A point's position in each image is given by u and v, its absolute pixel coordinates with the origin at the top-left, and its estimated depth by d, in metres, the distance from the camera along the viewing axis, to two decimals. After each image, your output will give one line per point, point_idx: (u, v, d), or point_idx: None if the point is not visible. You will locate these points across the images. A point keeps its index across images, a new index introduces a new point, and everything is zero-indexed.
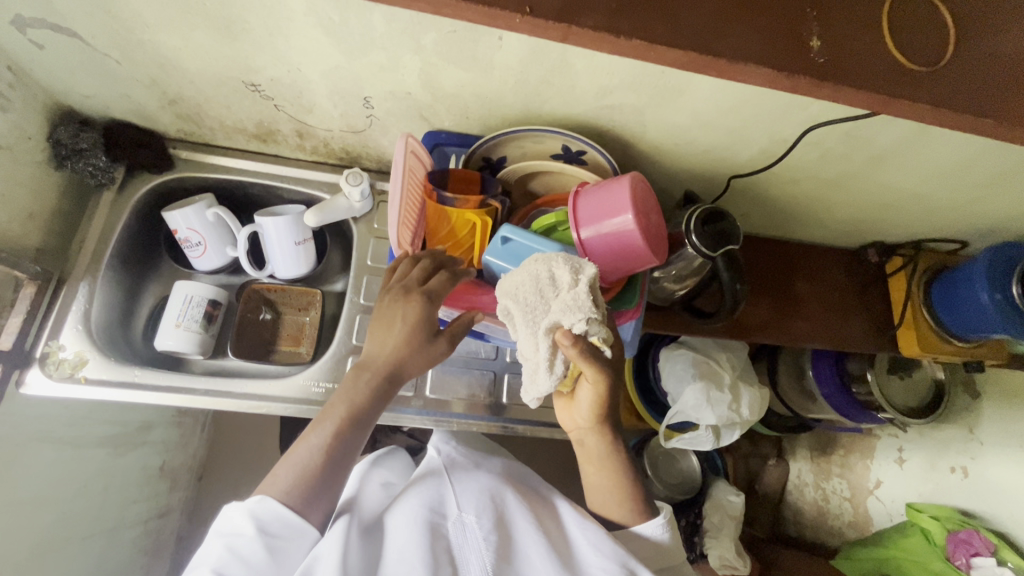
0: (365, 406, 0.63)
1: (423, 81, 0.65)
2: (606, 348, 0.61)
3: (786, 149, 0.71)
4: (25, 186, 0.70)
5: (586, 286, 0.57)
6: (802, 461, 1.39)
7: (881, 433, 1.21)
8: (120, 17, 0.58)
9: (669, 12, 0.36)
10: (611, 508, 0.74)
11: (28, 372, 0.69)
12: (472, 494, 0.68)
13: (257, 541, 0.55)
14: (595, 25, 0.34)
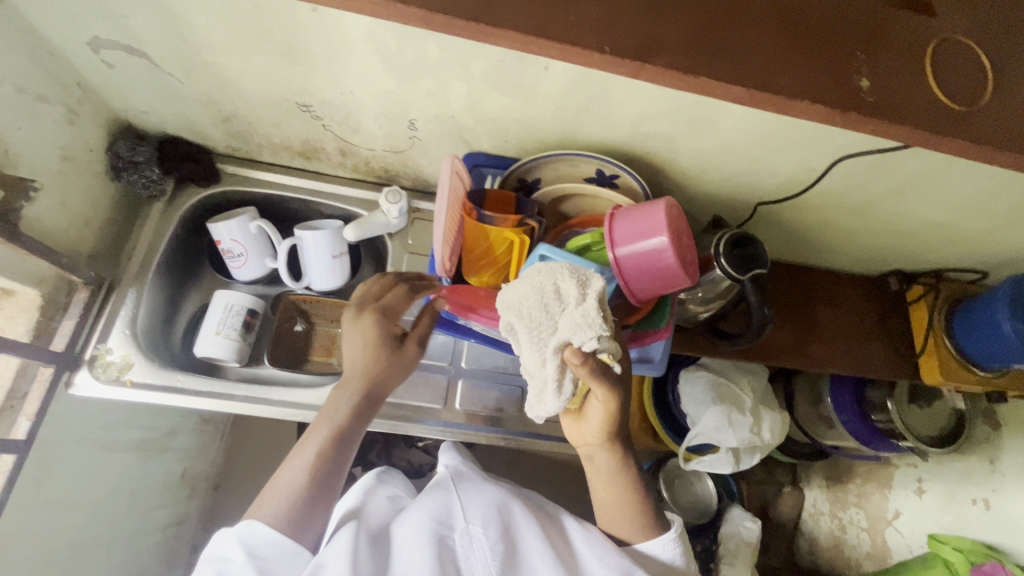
0: (348, 424, 0.68)
1: (468, 106, 0.68)
2: (618, 364, 0.60)
3: (813, 178, 0.73)
4: (85, 196, 0.74)
5: (595, 301, 0.58)
6: (817, 490, 1.39)
7: (899, 463, 1.22)
8: (190, 41, 0.62)
9: (734, 44, 0.32)
10: (625, 525, 0.70)
11: (76, 373, 0.71)
12: (481, 505, 0.64)
13: (245, 565, 0.55)
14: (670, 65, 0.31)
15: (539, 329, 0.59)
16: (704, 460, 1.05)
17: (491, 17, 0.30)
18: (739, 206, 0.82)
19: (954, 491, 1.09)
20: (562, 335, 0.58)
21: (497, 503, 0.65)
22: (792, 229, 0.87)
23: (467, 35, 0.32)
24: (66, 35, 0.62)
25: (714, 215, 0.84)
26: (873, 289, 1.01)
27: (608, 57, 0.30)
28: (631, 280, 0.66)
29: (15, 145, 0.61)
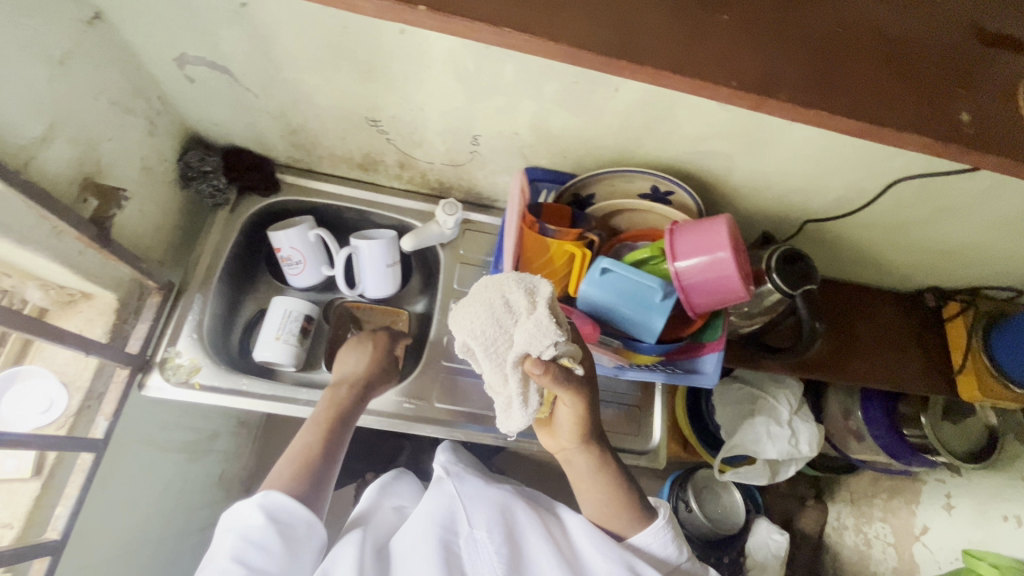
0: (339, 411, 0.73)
1: (534, 124, 0.70)
2: (577, 365, 0.63)
3: (864, 198, 0.75)
4: (158, 203, 0.76)
5: (547, 304, 0.60)
6: (841, 504, 1.40)
7: (927, 478, 1.21)
8: (274, 58, 0.64)
9: (836, 82, 0.34)
10: (618, 520, 0.72)
11: (149, 375, 0.74)
12: (482, 510, 0.69)
13: (270, 529, 0.59)
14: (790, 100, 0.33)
15: (496, 347, 0.62)
16: (739, 471, 1.06)
17: (632, 56, 0.31)
18: (785, 223, 0.84)
19: (984, 507, 1.09)
20: (518, 349, 0.60)
21: (497, 507, 0.70)
22: (833, 246, 0.88)
23: (603, 71, 0.32)
24: (154, 51, 0.65)
25: (762, 230, 0.86)
26: (908, 304, 1.02)
27: (733, 92, 0.32)
28: (692, 295, 0.68)
29: (106, 155, 0.64)
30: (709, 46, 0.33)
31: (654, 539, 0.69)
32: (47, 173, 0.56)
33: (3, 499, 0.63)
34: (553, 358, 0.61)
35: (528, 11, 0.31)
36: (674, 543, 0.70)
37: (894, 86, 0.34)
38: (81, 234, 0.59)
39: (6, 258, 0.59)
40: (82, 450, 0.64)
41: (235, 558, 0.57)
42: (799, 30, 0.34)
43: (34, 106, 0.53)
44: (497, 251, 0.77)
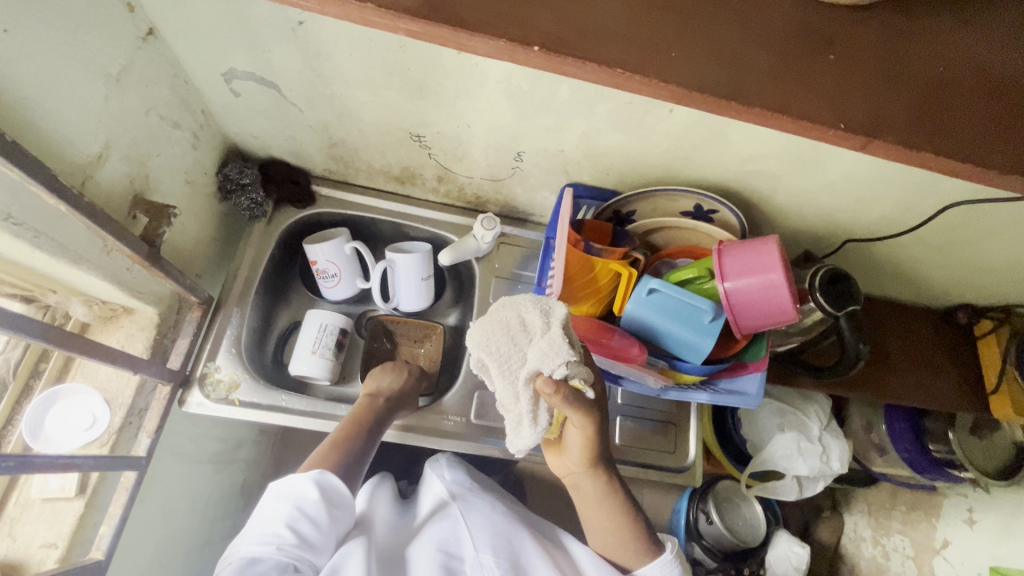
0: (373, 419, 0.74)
1: (581, 142, 0.70)
2: (588, 389, 0.60)
3: (911, 219, 0.73)
4: (197, 216, 0.76)
5: (557, 327, 0.58)
6: (857, 516, 1.23)
7: (948, 491, 1.05)
8: (324, 74, 0.63)
9: (944, 119, 0.34)
10: (623, 550, 0.71)
11: (189, 392, 0.73)
12: (487, 536, 0.69)
13: (320, 505, 0.63)
14: (899, 141, 0.33)
15: (508, 362, 0.60)
16: (767, 486, 1.05)
17: (738, 97, 0.32)
18: (826, 241, 0.83)
19: (1012, 522, 0.94)
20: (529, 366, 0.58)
21: (502, 533, 0.71)
22: (864, 254, 0.84)
23: (712, 110, 0.33)
24: (202, 65, 0.64)
25: (805, 249, 0.85)
26: (937, 320, 0.95)
27: (841, 134, 0.33)
28: (740, 316, 0.67)
29: (154, 171, 0.64)
30: (817, 84, 0.34)
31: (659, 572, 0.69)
32: (101, 190, 0.57)
33: (47, 517, 0.62)
34: (563, 378, 0.58)
35: (635, 52, 0.32)
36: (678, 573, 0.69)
37: (1011, 128, 0.34)
38: (133, 253, 0.58)
39: (52, 274, 0.58)
40: (125, 468, 0.64)
41: (287, 524, 0.61)
42: (906, 71, 0.35)
43: (91, 125, 0.53)
44: (541, 269, 0.76)
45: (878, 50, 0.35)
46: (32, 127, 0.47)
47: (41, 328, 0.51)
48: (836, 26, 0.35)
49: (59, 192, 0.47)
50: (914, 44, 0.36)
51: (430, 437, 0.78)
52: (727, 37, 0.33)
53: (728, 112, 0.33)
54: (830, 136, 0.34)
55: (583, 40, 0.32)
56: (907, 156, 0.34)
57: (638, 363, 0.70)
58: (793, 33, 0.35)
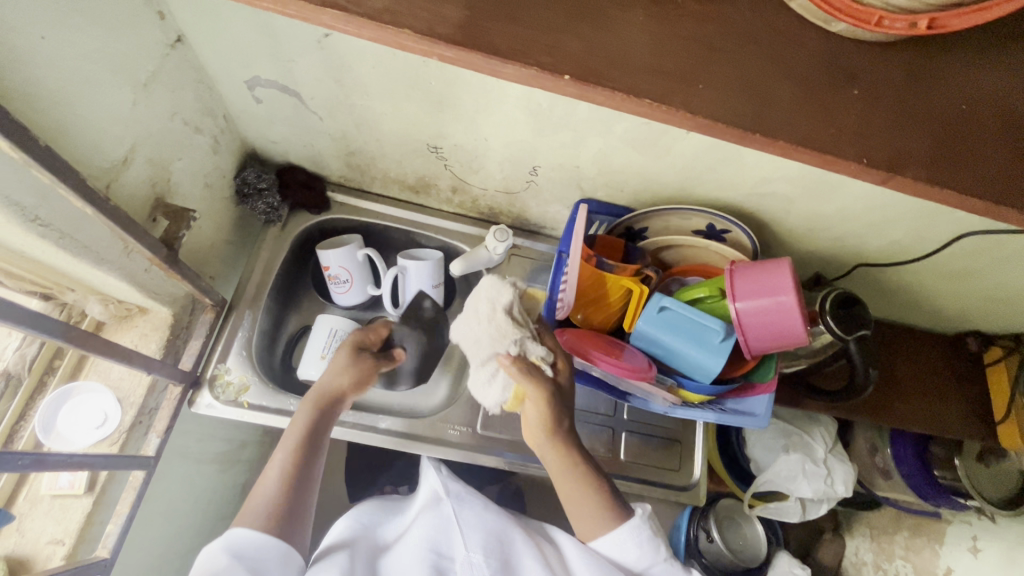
0: (313, 439, 0.68)
1: (597, 159, 0.70)
2: (546, 365, 0.67)
3: (924, 245, 0.73)
4: (215, 220, 0.77)
5: (505, 312, 0.67)
6: (860, 538, 1.21)
7: (952, 518, 1.05)
8: (346, 85, 0.64)
9: (963, 159, 0.38)
10: (588, 523, 0.68)
11: (199, 392, 0.74)
12: (480, 534, 0.70)
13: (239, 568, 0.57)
14: (920, 177, 0.37)
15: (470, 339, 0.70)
16: (772, 507, 1.04)
17: (764, 129, 0.36)
18: (836, 264, 0.84)
19: (1015, 553, 0.92)
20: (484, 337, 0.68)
21: (494, 530, 0.71)
22: (875, 280, 0.84)
23: (737, 140, 0.37)
24: (226, 72, 0.65)
25: (816, 271, 0.86)
26: (946, 346, 0.93)
27: (862, 168, 0.37)
28: (750, 338, 0.67)
29: (176, 174, 0.65)
30: (839, 117, 0.38)
31: (630, 540, 0.66)
32: (124, 193, 0.58)
33: (55, 514, 0.63)
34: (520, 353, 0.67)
35: (664, 86, 0.36)
36: (649, 543, 0.67)
37: (1016, 165, 0.38)
38: (154, 256, 0.60)
39: (70, 273, 0.59)
40: (133, 468, 0.64)
41: None
42: (923, 109, 0.39)
43: (119, 129, 0.54)
44: (552, 283, 0.76)
45: (896, 88, 0.39)
46: (64, 133, 0.48)
47: (62, 329, 0.52)
48: (860, 64, 0.39)
49: (86, 196, 0.49)
50: (933, 82, 0.40)
51: (435, 447, 0.78)
52: (756, 74, 0.38)
53: (752, 142, 0.37)
54: (853, 169, 0.37)
55: (615, 72, 0.36)
56: (930, 192, 0.37)
57: (648, 380, 0.68)
58: (820, 72, 0.39)
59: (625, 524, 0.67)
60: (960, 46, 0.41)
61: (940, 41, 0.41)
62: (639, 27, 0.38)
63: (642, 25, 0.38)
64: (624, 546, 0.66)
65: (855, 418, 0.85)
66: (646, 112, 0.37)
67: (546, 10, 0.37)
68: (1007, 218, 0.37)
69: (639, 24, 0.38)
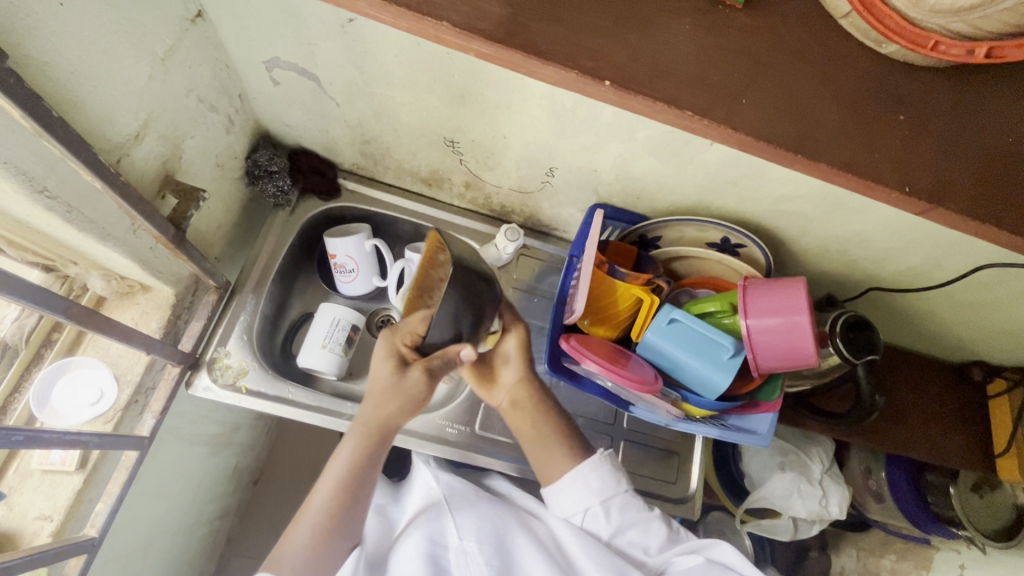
0: (357, 478, 0.67)
1: (616, 164, 0.69)
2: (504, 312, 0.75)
3: (939, 273, 0.72)
4: (223, 201, 0.76)
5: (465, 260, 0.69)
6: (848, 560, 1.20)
7: (940, 545, 1.05)
8: (367, 73, 0.63)
9: (1005, 193, 0.37)
10: (551, 464, 0.72)
11: (197, 374, 0.73)
12: (473, 520, 0.72)
13: None
14: (960, 210, 0.36)
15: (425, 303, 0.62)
16: (763, 525, 1.02)
17: (805, 151, 0.36)
18: (848, 286, 0.82)
19: None
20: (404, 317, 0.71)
21: (490, 517, 0.73)
22: (884, 303, 0.83)
23: (776, 159, 0.36)
24: (245, 52, 0.64)
25: (827, 292, 0.85)
26: (949, 373, 0.92)
27: (902, 196, 0.37)
28: (760, 356, 0.66)
29: (188, 153, 0.64)
30: (884, 143, 0.37)
31: (587, 471, 0.70)
32: (135, 168, 0.57)
33: (45, 489, 0.62)
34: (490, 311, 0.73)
35: (706, 99, 0.36)
36: (612, 475, 0.70)
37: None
38: (160, 234, 0.59)
39: (73, 246, 0.57)
40: (128, 448, 0.63)
41: None
42: (970, 140, 0.38)
43: (133, 103, 0.53)
44: (561, 287, 0.75)
45: (944, 114, 0.38)
46: (76, 104, 0.47)
47: (63, 305, 0.51)
48: (909, 89, 0.39)
49: (97, 170, 0.48)
50: (981, 113, 0.39)
51: (430, 443, 0.77)
52: (802, 92, 0.37)
53: (792, 163, 0.36)
54: (891, 196, 0.37)
55: (658, 81, 0.36)
56: (968, 225, 0.37)
57: (654, 393, 0.66)
58: (866, 94, 0.38)
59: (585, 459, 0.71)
60: (1012, 74, 0.40)
61: (993, 69, 0.40)
62: (684, 37, 0.37)
63: (688, 33, 0.37)
64: (576, 482, 0.70)
65: (851, 440, 0.84)
66: (684, 124, 0.37)
67: (589, 12, 0.36)
68: None
69: (685, 32, 0.37)
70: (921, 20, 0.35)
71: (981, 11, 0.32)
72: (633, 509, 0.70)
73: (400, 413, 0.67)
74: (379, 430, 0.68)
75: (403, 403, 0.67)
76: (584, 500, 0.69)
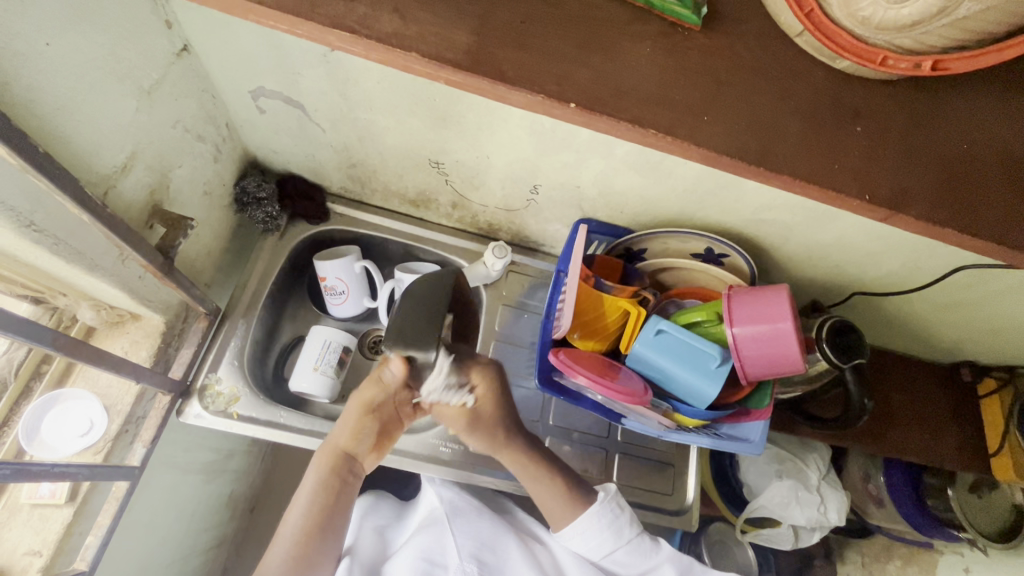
0: (319, 508, 0.67)
1: (599, 180, 0.70)
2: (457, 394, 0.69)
3: (920, 275, 0.73)
4: (212, 228, 0.76)
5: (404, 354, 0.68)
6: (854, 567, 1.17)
7: (944, 549, 1.05)
8: (351, 99, 0.64)
9: (965, 198, 0.39)
10: (559, 512, 0.70)
11: (188, 402, 0.72)
12: (473, 540, 0.73)
13: None
14: (919, 216, 0.38)
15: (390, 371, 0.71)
16: (764, 534, 1.01)
17: (768, 163, 0.37)
18: (834, 292, 0.83)
19: None
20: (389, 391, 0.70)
21: (488, 539, 0.74)
22: (868, 308, 0.84)
23: (744, 173, 0.37)
24: (231, 82, 0.65)
25: (813, 297, 0.86)
26: (939, 376, 0.93)
27: (863, 204, 0.38)
28: (747, 364, 0.67)
29: (176, 182, 0.65)
30: (844, 154, 0.39)
31: (589, 528, 0.69)
32: (123, 200, 0.57)
33: (34, 523, 0.62)
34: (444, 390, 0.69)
35: (670, 117, 0.37)
36: (617, 524, 0.69)
37: (1012, 206, 0.39)
38: (148, 263, 0.59)
39: (61, 278, 0.58)
40: (117, 478, 0.63)
41: None
42: (928, 148, 0.40)
43: (120, 137, 0.54)
44: (550, 302, 0.75)
45: (900, 125, 0.40)
46: (64, 139, 0.48)
47: (51, 336, 0.51)
48: (866, 101, 0.40)
49: (84, 203, 0.49)
50: (936, 121, 0.40)
51: (427, 464, 0.76)
52: (761, 107, 0.38)
53: (756, 175, 0.38)
54: (856, 205, 0.39)
55: (621, 102, 0.37)
56: (930, 231, 0.38)
57: (645, 405, 0.67)
58: (825, 108, 0.40)
59: (583, 512, 0.69)
60: (962, 82, 0.42)
61: (946, 80, 0.41)
62: (646, 59, 0.38)
63: (651, 55, 0.38)
64: (579, 536, 0.70)
65: (843, 445, 0.85)
66: (650, 142, 0.38)
67: (555, 38, 0.38)
68: (996, 255, 0.39)
69: (646, 55, 0.38)
70: (867, 36, 0.37)
71: (924, 27, 0.34)
72: (640, 554, 0.70)
73: (356, 438, 0.69)
74: (338, 458, 0.69)
75: (356, 427, 0.69)
76: (592, 551, 0.70)
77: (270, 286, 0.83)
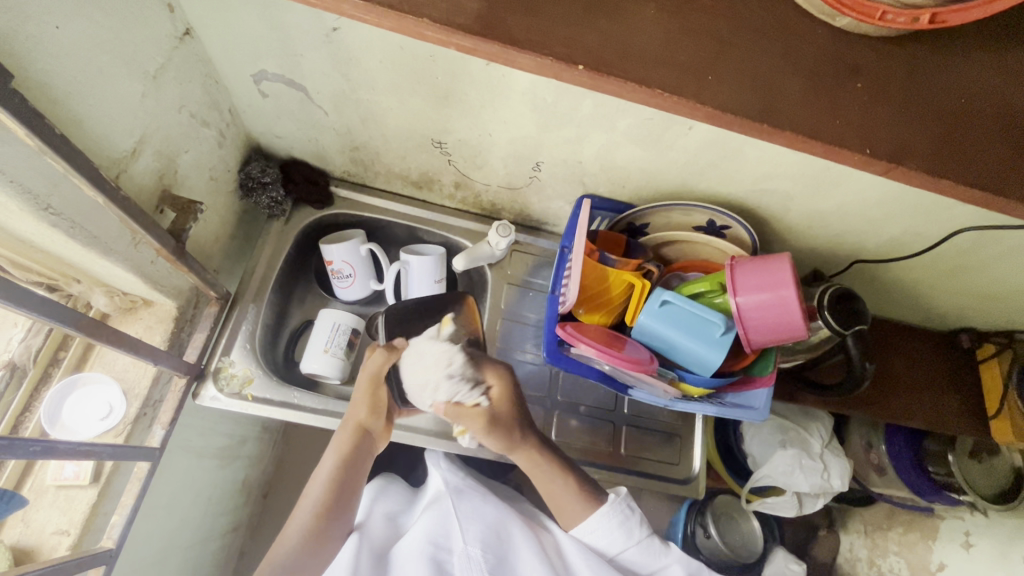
0: (337, 484, 0.69)
1: (601, 155, 0.71)
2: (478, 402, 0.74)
3: (920, 241, 0.74)
4: (219, 213, 0.77)
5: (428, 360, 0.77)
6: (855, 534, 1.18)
7: (945, 514, 1.03)
8: (353, 80, 0.65)
9: (961, 149, 0.40)
10: (571, 510, 0.73)
11: (203, 385, 0.74)
12: (479, 525, 0.74)
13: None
14: (918, 168, 0.39)
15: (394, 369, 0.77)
16: (767, 503, 1.03)
17: (769, 121, 0.38)
18: (835, 261, 0.84)
19: (1008, 548, 0.91)
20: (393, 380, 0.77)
21: (494, 524, 0.75)
22: (869, 276, 0.86)
23: (749, 131, 0.38)
24: (233, 66, 0.65)
25: (813, 267, 0.87)
26: (939, 342, 0.94)
27: (864, 159, 0.39)
28: (751, 331, 0.68)
29: (182, 167, 0.65)
30: (844, 111, 0.39)
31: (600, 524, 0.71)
32: (134, 183, 0.58)
33: (60, 504, 0.64)
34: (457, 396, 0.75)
35: (676, 78, 0.38)
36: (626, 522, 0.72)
37: (1009, 158, 0.40)
38: (160, 247, 0.60)
39: (76, 263, 0.59)
40: (138, 458, 0.64)
41: None
42: (924, 101, 0.41)
43: (129, 121, 0.55)
44: (554, 277, 0.76)
45: (899, 80, 0.41)
46: (76, 123, 0.48)
47: (74, 317, 0.53)
48: (864, 59, 0.41)
49: (98, 184, 0.49)
50: (932, 74, 0.41)
51: (438, 439, 0.78)
52: (764, 67, 0.39)
53: (758, 132, 0.38)
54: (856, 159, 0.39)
55: (627, 63, 0.38)
56: (931, 184, 0.39)
57: (650, 373, 0.68)
58: (825, 66, 0.40)
59: (597, 510, 0.72)
60: (955, 36, 0.42)
61: (942, 38, 0.42)
62: (651, 23, 0.39)
63: (655, 18, 0.39)
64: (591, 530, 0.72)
65: (844, 412, 0.86)
66: (658, 103, 0.39)
67: (561, 3, 0.38)
68: (996, 206, 0.40)
69: (651, 18, 0.39)
70: None
71: None
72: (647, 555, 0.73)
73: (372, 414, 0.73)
74: (356, 435, 0.72)
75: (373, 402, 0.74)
76: (601, 542, 0.72)
77: (278, 270, 0.84)
